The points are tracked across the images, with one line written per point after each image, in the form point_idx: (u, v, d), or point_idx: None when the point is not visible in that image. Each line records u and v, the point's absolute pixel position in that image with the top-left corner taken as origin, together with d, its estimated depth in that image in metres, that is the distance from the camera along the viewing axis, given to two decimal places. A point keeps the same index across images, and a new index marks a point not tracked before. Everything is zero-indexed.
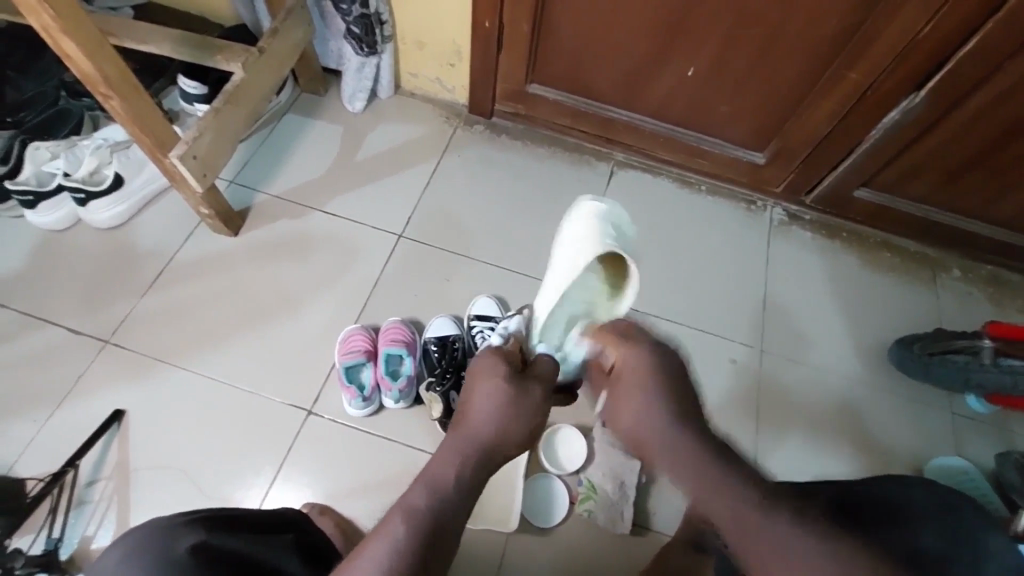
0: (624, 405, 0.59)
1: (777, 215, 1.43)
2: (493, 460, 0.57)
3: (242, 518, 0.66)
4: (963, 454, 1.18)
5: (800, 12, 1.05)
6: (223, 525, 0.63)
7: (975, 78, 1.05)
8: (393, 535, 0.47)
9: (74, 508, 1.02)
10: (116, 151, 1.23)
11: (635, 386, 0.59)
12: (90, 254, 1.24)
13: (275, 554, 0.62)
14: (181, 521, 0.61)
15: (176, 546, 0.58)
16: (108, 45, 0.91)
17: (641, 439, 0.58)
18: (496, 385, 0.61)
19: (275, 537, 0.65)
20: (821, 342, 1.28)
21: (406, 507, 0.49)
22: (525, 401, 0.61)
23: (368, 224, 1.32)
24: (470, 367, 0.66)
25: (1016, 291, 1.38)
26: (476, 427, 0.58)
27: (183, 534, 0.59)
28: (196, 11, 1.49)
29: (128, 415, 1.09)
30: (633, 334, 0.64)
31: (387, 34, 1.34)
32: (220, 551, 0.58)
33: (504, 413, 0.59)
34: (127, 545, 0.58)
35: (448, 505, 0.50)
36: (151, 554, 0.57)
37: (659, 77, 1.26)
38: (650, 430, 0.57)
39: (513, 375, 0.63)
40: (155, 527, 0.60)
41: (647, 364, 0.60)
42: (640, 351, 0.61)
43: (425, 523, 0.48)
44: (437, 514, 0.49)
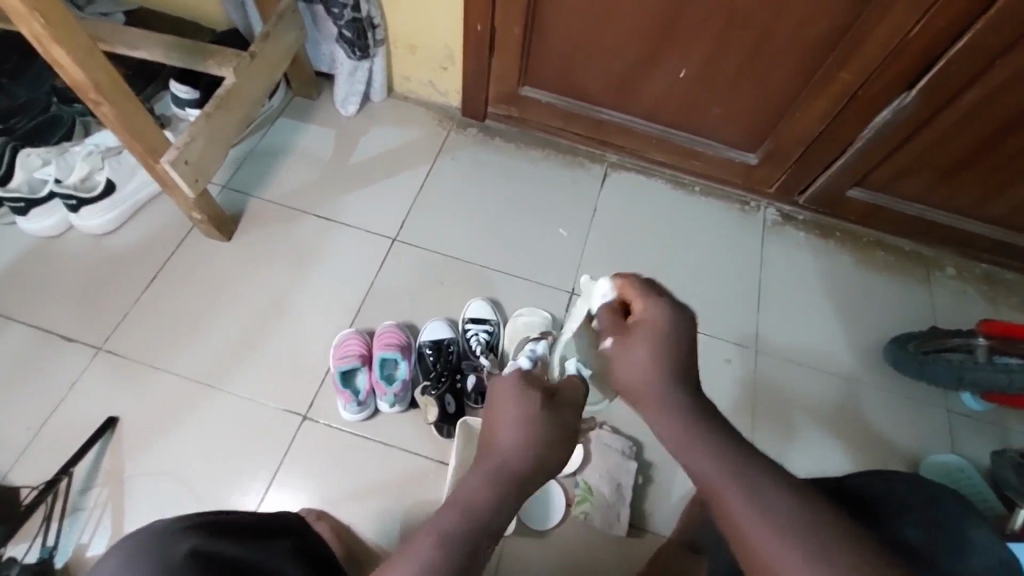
0: (632, 348, 0.57)
1: (770, 215, 1.44)
2: (527, 486, 0.53)
3: (234, 524, 0.66)
4: (958, 451, 1.19)
5: (792, 14, 1.05)
6: (221, 531, 0.63)
7: (965, 77, 1.05)
8: (424, 564, 0.44)
9: (69, 516, 1.01)
10: (108, 158, 1.21)
11: (654, 335, 0.57)
12: (82, 260, 1.23)
13: (274, 560, 0.62)
14: (176, 529, 0.60)
15: (174, 549, 0.56)
16: (99, 51, 0.91)
17: (637, 376, 0.56)
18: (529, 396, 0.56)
19: (274, 544, 0.65)
20: (815, 341, 1.29)
21: (441, 534, 0.46)
22: (560, 418, 0.56)
23: (362, 229, 1.32)
24: (494, 379, 0.60)
25: (1008, 288, 1.39)
26: (507, 448, 0.53)
27: (180, 539, 0.58)
28: (188, 16, 1.48)
29: (122, 423, 1.09)
30: (654, 288, 0.60)
31: (379, 37, 1.34)
32: (217, 555, 0.58)
33: (541, 429, 0.54)
34: (125, 549, 0.58)
35: (477, 531, 0.47)
36: (150, 553, 0.56)
37: (652, 78, 1.26)
38: (653, 371, 0.55)
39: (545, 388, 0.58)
40: (150, 537, 0.59)
41: (666, 323, 0.57)
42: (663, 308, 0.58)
43: (455, 551, 0.45)
44: (467, 541, 0.46)
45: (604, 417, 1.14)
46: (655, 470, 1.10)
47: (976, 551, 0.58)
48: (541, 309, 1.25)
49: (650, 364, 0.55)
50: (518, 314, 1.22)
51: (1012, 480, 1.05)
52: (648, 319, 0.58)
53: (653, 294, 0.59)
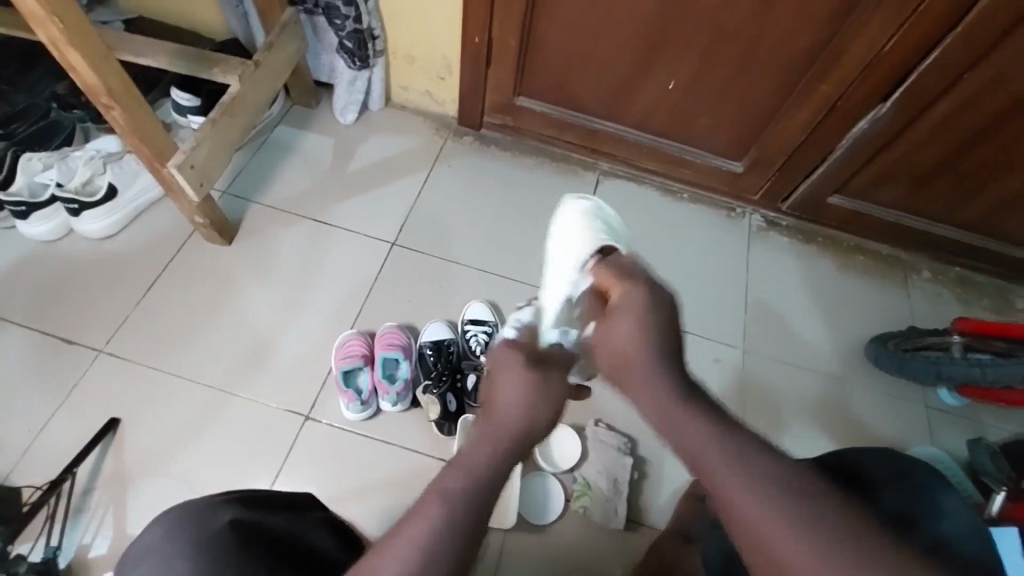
0: (617, 325, 0.63)
1: (755, 221, 1.50)
2: (524, 446, 0.59)
3: (270, 497, 0.72)
4: (937, 444, 1.24)
5: (775, 29, 1.12)
6: (257, 504, 0.69)
7: (936, 88, 1.12)
8: (432, 514, 0.49)
9: (70, 517, 1.01)
10: (109, 163, 1.24)
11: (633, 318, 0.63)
12: (83, 264, 1.24)
13: (306, 531, 0.70)
14: (217, 501, 0.67)
15: (217, 519, 0.64)
16: (113, 57, 0.93)
17: (626, 347, 0.61)
18: (519, 374, 0.64)
19: (306, 516, 0.72)
20: (801, 340, 1.34)
21: (444, 489, 0.51)
22: (546, 381, 0.64)
23: (362, 233, 1.35)
24: (489, 359, 0.70)
25: (979, 290, 1.46)
26: (501, 410, 0.61)
27: (221, 511, 0.65)
28: (189, 26, 1.51)
29: (124, 424, 1.09)
30: (632, 275, 0.70)
31: (379, 48, 1.38)
32: (256, 526, 0.65)
33: (530, 402, 0.61)
34: (170, 518, 0.64)
35: (481, 486, 0.52)
36: (196, 524, 0.63)
37: (643, 89, 1.32)
38: (639, 342, 0.61)
39: (531, 367, 0.65)
40: (193, 507, 0.65)
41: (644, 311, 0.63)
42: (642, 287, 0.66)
43: (460, 506, 0.50)
44: (473, 496, 0.51)
45: (599, 414, 1.17)
46: (650, 465, 1.14)
47: (950, 517, 0.63)
48: None
49: (637, 330, 0.62)
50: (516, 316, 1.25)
51: (988, 467, 1.10)
52: (633, 298, 0.65)
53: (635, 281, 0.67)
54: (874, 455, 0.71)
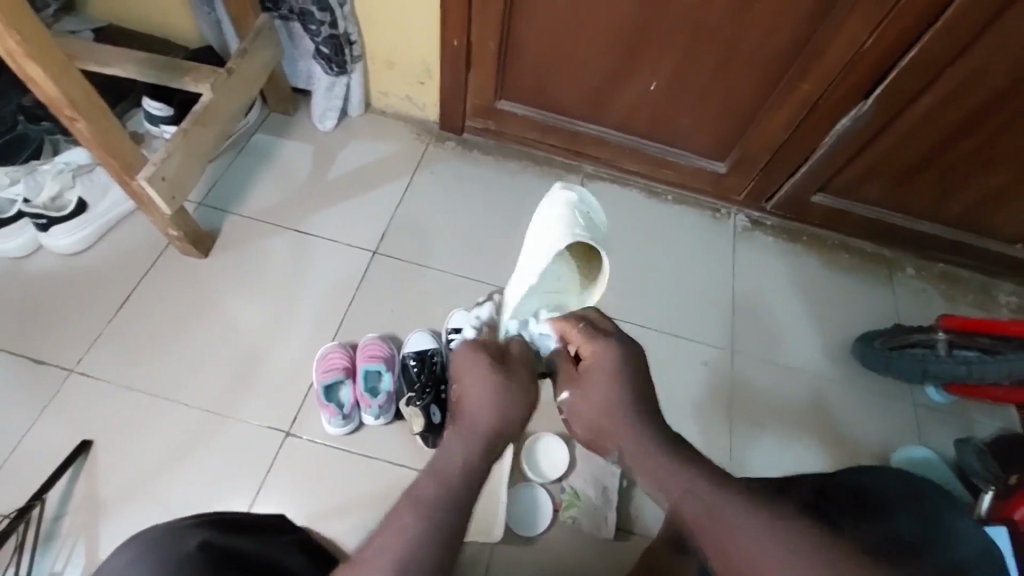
0: (588, 394, 0.67)
1: (740, 221, 1.49)
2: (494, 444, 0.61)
3: (236, 523, 0.70)
4: (926, 443, 1.24)
5: (754, 28, 1.11)
6: (225, 529, 0.67)
7: (915, 85, 1.12)
8: (405, 527, 0.49)
9: (42, 544, 0.98)
10: (79, 176, 1.20)
11: (603, 382, 0.67)
12: (52, 282, 1.20)
13: (280, 554, 0.67)
14: (183, 527, 0.63)
15: (187, 542, 0.60)
16: (75, 68, 0.90)
17: (591, 412, 0.67)
18: (484, 373, 0.65)
19: (276, 540, 0.70)
20: (789, 341, 1.34)
21: (417, 498, 0.52)
22: (510, 379, 0.66)
23: (342, 243, 1.32)
24: (451, 360, 0.70)
25: (964, 286, 1.47)
26: (469, 414, 0.62)
27: (190, 535, 0.62)
28: (162, 33, 1.48)
29: (97, 445, 1.06)
30: (601, 329, 0.71)
31: (356, 53, 1.35)
32: (227, 544, 0.62)
33: (497, 399, 0.63)
34: (138, 539, 0.61)
35: (456, 493, 0.53)
36: (164, 541, 0.60)
37: (624, 90, 1.31)
38: (611, 408, 0.65)
39: (496, 363, 0.67)
40: (157, 533, 0.61)
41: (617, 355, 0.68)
42: (611, 346, 0.69)
43: (437, 515, 0.51)
44: (449, 506, 0.52)
45: None
46: None
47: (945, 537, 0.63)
48: None
49: (610, 397, 0.66)
50: None
51: (977, 466, 1.11)
52: (596, 357, 0.68)
53: (600, 337, 0.70)
54: (881, 475, 0.72)
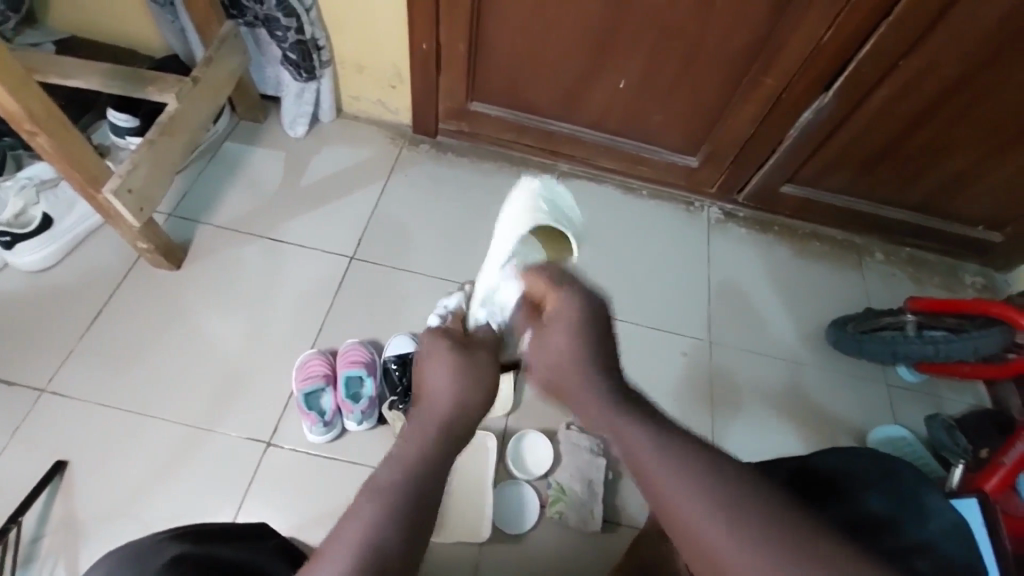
0: (549, 340, 0.65)
1: (714, 214, 1.51)
2: (459, 432, 0.62)
3: (215, 531, 0.69)
4: (900, 422, 1.27)
5: (718, 23, 1.13)
6: (203, 538, 0.66)
7: (875, 75, 1.15)
8: (363, 514, 0.49)
9: (19, 568, 0.96)
10: (43, 191, 1.17)
11: (567, 321, 0.65)
12: (19, 300, 1.17)
13: (260, 557, 0.66)
14: (157, 540, 0.62)
15: (160, 554, 0.59)
16: (33, 81, 0.88)
17: (554, 366, 0.64)
18: (447, 362, 0.67)
19: (256, 545, 0.69)
20: (765, 329, 1.36)
21: (377, 486, 0.52)
22: (476, 366, 0.67)
23: (318, 249, 1.31)
24: (419, 347, 0.72)
25: (930, 268, 1.51)
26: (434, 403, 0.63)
27: (164, 547, 0.61)
28: (123, 43, 1.45)
29: (73, 465, 1.04)
30: (564, 279, 0.68)
31: (325, 58, 1.34)
32: (204, 558, 0.60)
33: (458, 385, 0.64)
34: (107, 564, 0.58)
35: (419, 480, 0.53)
36: (135, 565, 0.57)
37: (594, 89, 1.32)
38: (572, 363, 0.63)
39: (457, 353, 0.68)
40: (130, 549, 0.60)
41: (577, 302, 0.66)
42: (572, 295, 0.66)
43: (399, 501, 0.50)
44: (411, 491, 0.51)
45: (571, 417, 1.16)
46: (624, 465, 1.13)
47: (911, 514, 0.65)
48: None
49: (570, 345, 0.64)
50: None
51: (946, 441, 1.12)
52: (563, 306, 0.66)
53: (566, 286, 0.67)
54: (858, 452, 0.72)
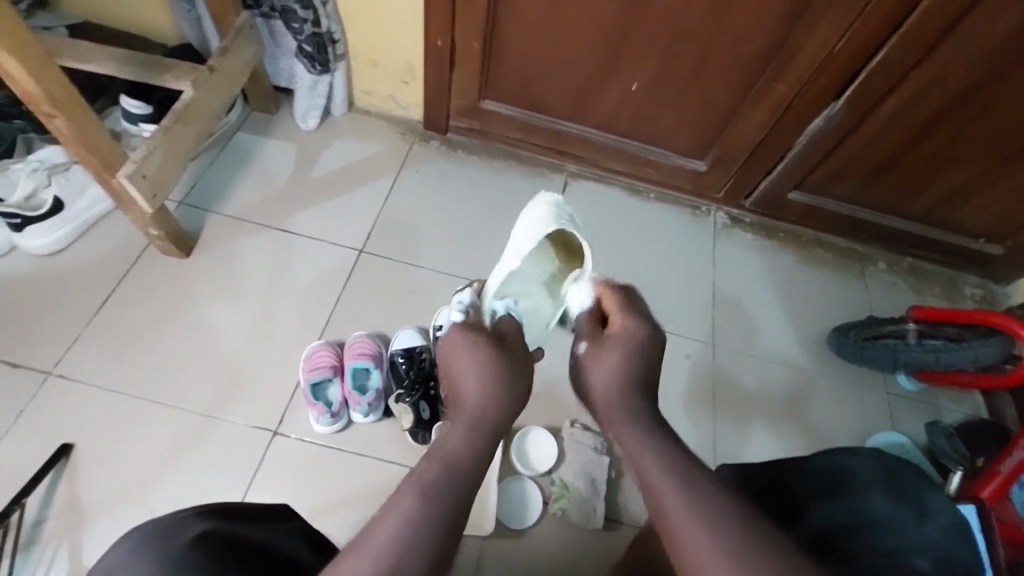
0: (604, 355, 0.70)
1: (720, 219, 1.53)
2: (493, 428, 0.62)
3: (243, 511, 0.67)
4: (898, 429, 1.29)
5: (731, 29, 1.14)
6: (230, 517, 0.64)
7: (884, 86, 1.17)
8: (407, 508, 0.50)
9: (21, 550, 0.96)
10: (54, 175, 1.18)
11: (625, 343, 0.70)
12: (27, 282, 1.17)
13: (284, 543, 0.65)
14: (182, 518, 0.61)
15: (182, 536, 0.58)
16: (54, 63, 0.89)
17: (598, 380, 0.68)
18: (479, 363, 0.68)
19: (281, 527, 0.67)
20: (768, 334, 1.37)
21: (421, 482, 0.52)
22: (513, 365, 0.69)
23: (327, 241, 1.32)
24: (445, 348, 0.72)
25: (931, 279, 1.53)
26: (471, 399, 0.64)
27: (188, 528, 0.60)
28: (135, 30, 1.45)
29: (78, 448, 1.04)
30: (633, 307, 0.75)
31: (340, 52, 1.35)
32: (227, 542, 0.59)
33: (490, 385, 0.65)
34: (131, 541, 0.58)
35: (457, 476, 0.54)
36: (156, 546, 0.56)
37: (606, 91, 1.33)
38: (619, 385, 0.66)
39: (488, 351, 0.69)
40: (154, 527, 0.60)
41: (638, 330, 0.71)
42: (636, 328, 0.71)
43: (439, 496, 0.51)
44: (449, 488, 0.53)
45: (576, 415, 1.17)
46: None
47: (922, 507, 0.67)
48: None
49: (619, 373, 0.67)
50: None
51: (946, 448, 1.12)
52: (623, 332, 0.71)
53: (630, 313, 0.73)
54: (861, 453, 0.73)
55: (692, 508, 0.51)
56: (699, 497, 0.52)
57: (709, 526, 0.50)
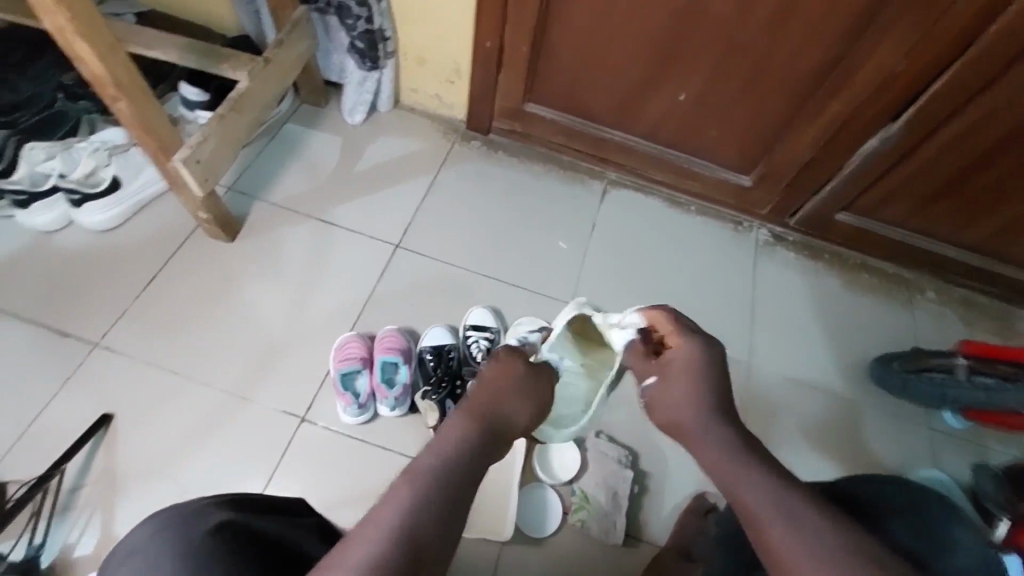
0: (668, 384, 0.65)
1: (762, 236, 1.48)
2: (498, 435, 0.63)
3: (262, 500, 0.68)
4: (941, 469, 1.23)
5: (788, 44, 1.11)
6: (249, 507, 0.65)
7: (951, 108, 1.11)
8: (405, 493, 0.50)
9: (57, 514, 1.00)
10: (114, 155, 1.23)
11: (687, 369, 0.65)
12: (81, 256, 1.23)
13: (303, 539, 0.66)
14: (206, 505, 0.62)
15: (204, 524, 0.59)
16: (121, 49, 0.92)
17: (667, 414, 0.65)
18: (503, 384, 0.69)
19: (300, 520, 0.69)
20: (806, 359, 1.33)
21: (421, 468, 0.53)
22: (528, 397, 0.70)
23: (365, 235, 1.34)
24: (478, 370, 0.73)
25: (986, 313, 1.45)
26: (484, 404, 0.66)
27: (210, 516, 0.60)
28: (197, 20, 1.50)
29: (116, 420, 1.08)
30: (683, 324, 0.71)
31: (390, 49, 1.37)
32: (246, 533, 0.60)
33: (507, 401, 0.67)
34: (151, 526, 0.59)
35: (457, 469, 0.54)
36: (180, 530, 0.58)
37: (652, 100, 1.31)
38: (690, 406, 0.63)
39: (512, 377, 0.70)
40: (178, 512, 0.60)
41: (697, 351, 0.66)
42: (693, 346, 0.67)
43: (436, 486, 0.52)
44: (450, 478, 0.53)
45: (600, 426, 1.15)
46: (651, 480, 1.12)
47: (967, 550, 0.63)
48: (541, 319, 1.27)
49: (685, 395, 0.63)
50: (519, 322, 1.24)
51: (991, 493, 1.11)
52: (682, 355, 0.67)
53: (679, 338, 0.69)
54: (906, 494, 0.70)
55: (773, 502, 0.51)
56: (764, 482, 0.53)
57: (792, 525, 0.49)
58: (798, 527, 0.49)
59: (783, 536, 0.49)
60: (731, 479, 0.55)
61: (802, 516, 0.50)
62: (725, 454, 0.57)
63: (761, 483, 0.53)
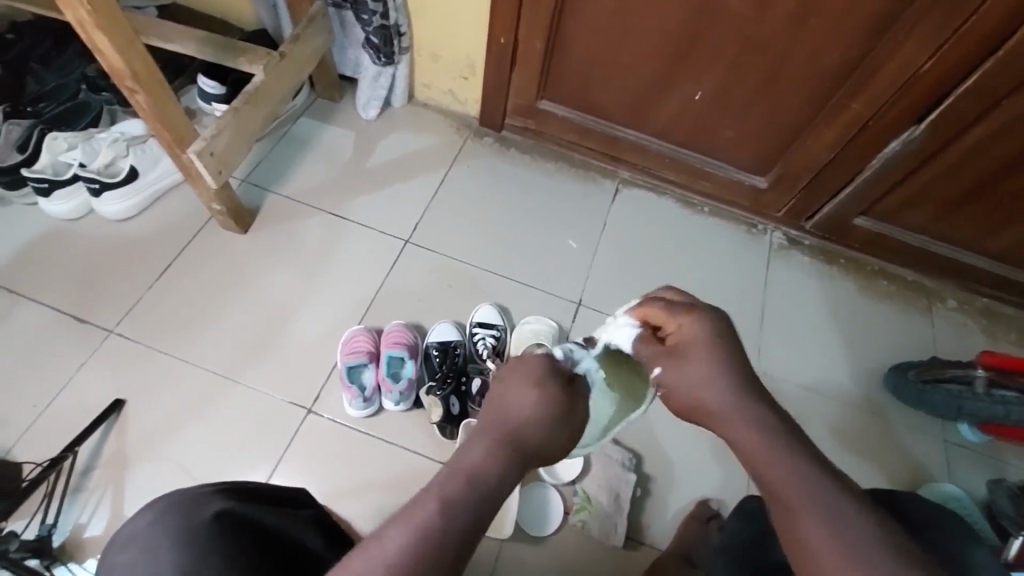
0: (686, 369, 0.57)
1: (776, 239, 1.46)
2: (529, 454, 0.53)
3: (256, 492, 0.70)
4: (955, 483, 1.19)
5: (809, 43, 1.09)
6: (245, 497, 0.67)
7: (978, 111, 1.08)
8: (422, 518, 0.44)
9: (69, 495, 1.03)
10: (132, 145, 1.24)
11: (700, 352, 0.57)
12: (99, 245, 1.26)
13: (299, 531, 0.67)
14: (205, 493, 0.63)
15: (202, 511, 0.60)
16: (139, 42, 0.94)
17: (698, 404, 0.55)
18: (539, 385, 0.55)
19: (296, 514, 0.70)
20: (818, 366, 1.30)
21: (441, 493, 0.46)
22: (570, 407, 0.57)
23: (376, 230, 1.34)
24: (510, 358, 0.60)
25: (1009, 324, 1.41)
26: (512, 416, 0.53)
27: (209, 502, 0.62)
28: (216, 14, 1.53)
29: (128, 406, 1.10)
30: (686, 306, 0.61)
31: (405, 45, 1.37)
32: (245, 520, 0.61)
33: (543, 410, 0.54)
34: (154, 510, 0.61)
35: (481, 494, 0.47)
36: (182, 513, 0.59)
37: (668, 99, 1.30)
38: (723, 389, 0.54)
39: (551, 376, 0.57)
40: (179, 497, 0.62)
41: (707, 329, 0.58)
42: (700, 320, 0.58)
43: (457, 513, 0.45)
44: (472, 502, 0.46)
45: None
46: (654, 484, 1.11)
47: (975, 565, 0.62)
48: (548, 318, 1.27)
49: (707, 380, 0.55)
50: (526, 321, 1.24)
51: (1009, 510, 1.07)
52: (693, 336, 0.58)
53: (691, 312, 0.60)
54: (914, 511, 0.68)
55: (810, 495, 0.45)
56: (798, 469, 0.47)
57: (827, 520, 0.44)
58: (840, 524, 0.43)
59: (825, 539, 0.43)
60: (764, 465, 0.48)
61: (841, 512, 0.44)
62: (761, 437, 0.50)
63: (795, 469, 0.47)
